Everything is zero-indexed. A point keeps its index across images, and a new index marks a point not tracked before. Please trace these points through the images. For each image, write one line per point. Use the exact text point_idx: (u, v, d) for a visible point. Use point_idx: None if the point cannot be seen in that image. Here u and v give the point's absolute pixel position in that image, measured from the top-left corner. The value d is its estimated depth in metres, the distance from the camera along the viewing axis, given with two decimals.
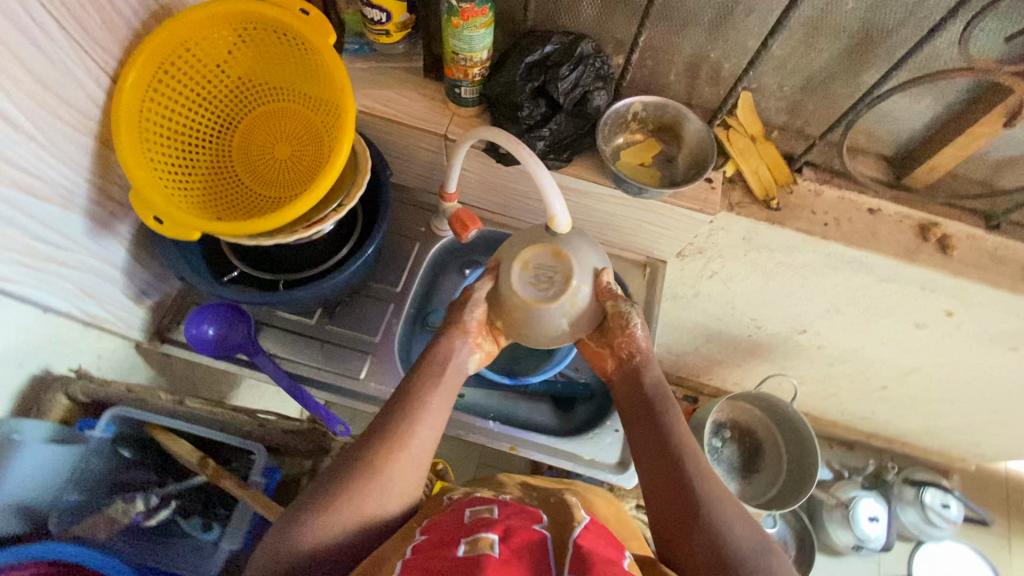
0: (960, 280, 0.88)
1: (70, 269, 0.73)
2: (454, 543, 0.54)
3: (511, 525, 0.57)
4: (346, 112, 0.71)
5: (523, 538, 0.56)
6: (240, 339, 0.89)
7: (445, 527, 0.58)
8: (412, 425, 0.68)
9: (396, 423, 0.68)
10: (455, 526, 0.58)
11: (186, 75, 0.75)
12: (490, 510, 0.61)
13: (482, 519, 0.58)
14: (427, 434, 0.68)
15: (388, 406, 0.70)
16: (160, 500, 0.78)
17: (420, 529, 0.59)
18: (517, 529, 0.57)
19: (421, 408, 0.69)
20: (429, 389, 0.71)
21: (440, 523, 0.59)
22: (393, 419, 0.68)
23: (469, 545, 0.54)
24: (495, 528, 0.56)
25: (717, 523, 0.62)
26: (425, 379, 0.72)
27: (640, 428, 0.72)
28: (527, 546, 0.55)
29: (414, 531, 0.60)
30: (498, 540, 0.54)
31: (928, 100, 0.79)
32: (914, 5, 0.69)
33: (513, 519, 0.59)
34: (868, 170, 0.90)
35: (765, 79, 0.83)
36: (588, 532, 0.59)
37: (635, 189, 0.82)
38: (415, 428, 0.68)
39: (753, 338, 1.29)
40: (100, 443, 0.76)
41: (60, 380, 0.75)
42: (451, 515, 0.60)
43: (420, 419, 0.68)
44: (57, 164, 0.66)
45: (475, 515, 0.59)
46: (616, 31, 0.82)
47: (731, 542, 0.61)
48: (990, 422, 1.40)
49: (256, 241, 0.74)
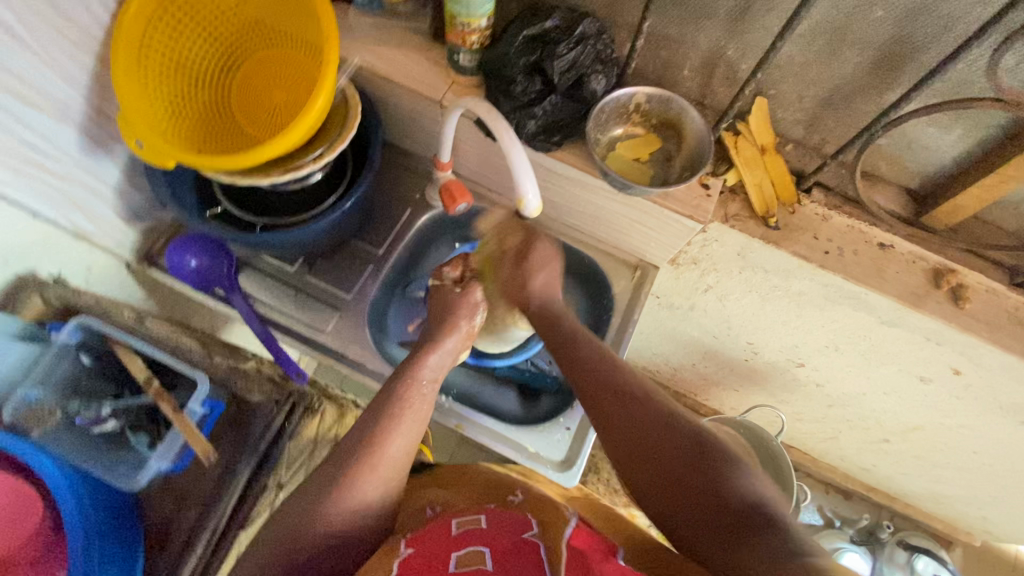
0: (968, 336, 0.80)
1: (61, 181, 0.77)
2: (444, 559, 0.54)
3: (500, 534, 0.57)
4: (330, 61, 0.71)
5: (512, 545, 0.55)
6: (218, 274, 0.92)
7: (434, 541, 0.58)
8: (389, 431, 0.65)
9: (373, 430, 0.65)
10: (444, 539, 0.57)
11: (191, 7, 0.76)
12: (478, 519, 0.60)
13: (472, 530, 0.58)
14: (404, 441, 0.66)
15: (368, 412, 0.67)
16: (110, 412, 0.83)
17: (408, 543, 0.59)
18: (504, 539, 0.56)
19: (402, 415, 0.66)
20: (412, 392, 0.69)
21: (428, 536, 0.59)
22: (372, 424, 0.65)
23: (461, 559, 0.54)
24: (485, 539, 0.56)
25: (664, 427, 0.58)
26: (414, 385, 0.69)
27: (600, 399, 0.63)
28: (520, 552, 0.54)
29: (402, 544, 0.59)
30: (489, 553, 0.54)
31: (958, 131, 0.72)
32: (950, 21, 0.62)
33: (503, 528, 0.58)
34: (886, 202, 0.83)
35: (783, 86, 0.77)
36: (580, 532, 0.56)
37: (619, 184, 0.78)
38: (392, 431, 0.65)
39: (750, 363, 1.22)
40: (65, 347, 0.81)
41: (38, 284, 0.84)
42: (439, 527, 0.60)
43: (399, 424, 0.66)
44: (56, 79, 0.69)
45: (464, 526, 0.59)
46: (628, 15, 0.78)
47: (679, 442, 0.56)
48: (999, 499, 1.29)
49: (233, 179, 0.75)
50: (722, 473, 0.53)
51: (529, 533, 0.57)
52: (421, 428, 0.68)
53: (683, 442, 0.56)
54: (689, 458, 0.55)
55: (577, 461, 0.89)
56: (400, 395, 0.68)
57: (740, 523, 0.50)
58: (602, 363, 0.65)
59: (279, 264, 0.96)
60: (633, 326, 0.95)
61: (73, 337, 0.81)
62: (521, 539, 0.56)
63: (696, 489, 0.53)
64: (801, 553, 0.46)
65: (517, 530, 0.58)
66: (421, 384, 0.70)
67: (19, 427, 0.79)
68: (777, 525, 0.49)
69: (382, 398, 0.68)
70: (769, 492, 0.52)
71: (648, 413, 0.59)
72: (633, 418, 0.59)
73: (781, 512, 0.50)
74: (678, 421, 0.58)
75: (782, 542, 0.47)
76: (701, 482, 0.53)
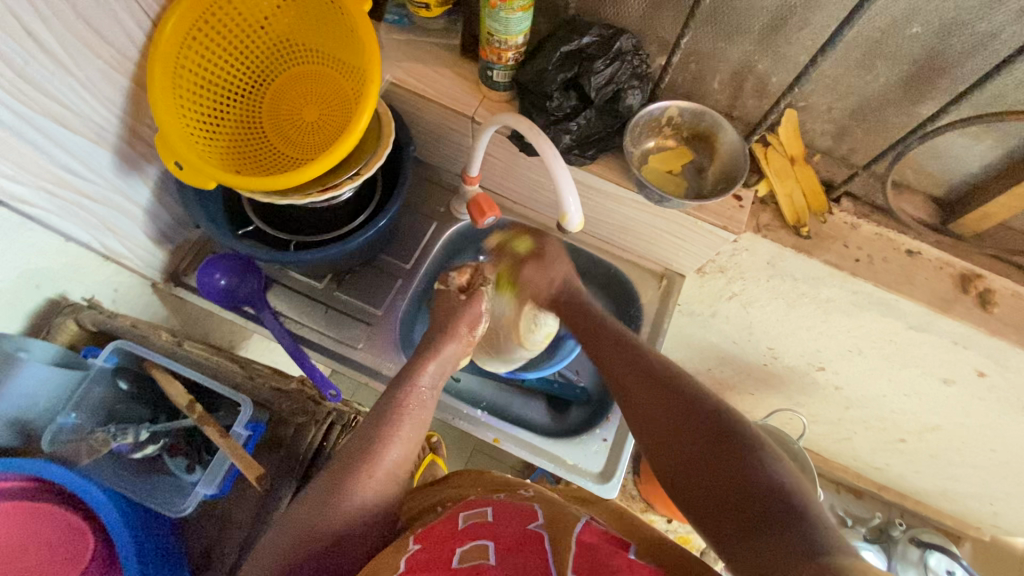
0: (997, 339, 0.82)
1: (94, 203, 0.76)
2: (449, 557, 0.52)
3: (504, 529, 0.55)
4: (374, 79, 0.72)
5: (515, 539, 0.53)
6: (249, 293, 0.91)
7: (440, 539, 0.56)
8: (391, 432, 0.65)
9: (374, 430, 0.66)
10: (449, 536, 0.56)
11: (225, 25, 0.76)
12: (484, 514, 0.58)
13: (477, 524, 0.56)
14: (405, 443, 0.66)
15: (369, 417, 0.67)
16: (149, 436, 0.82)
17: (415, 540, 0.57)
18: (509, 535, 0.54)
19: (401, 423, 0.66)
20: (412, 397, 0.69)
21: (435, 532, 0.57)
22: (375, 426, 0.65)
23: (464, 554, 0.52)
24: (490, 533, 0.54)
25: (694, 410, 0.57)
26: (414, 389, 0.70)
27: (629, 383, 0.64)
28: (526, 548, 0.51)
29: (409, 541, 0.58)
30: (493, 545, 0.52)
31: (988, 142, 0.74)
32: (986, 38, 0.64)
33: (507, 522, 0.56)
34: (913, 210, 0.85)
35: (814, 99, 0.79)
36: (589, 527, 0.53)
37: (656, 196, 0.79)
38: (397, 429, 0.66)
39: (768, 367, 1.23)
40: (102, 371, 0.82)
41: (71, 307, 0.80)
42: (445, 523, 0.58)
43: (399, 428, 0.66)
44: (92, 101, 0.68)
45: (470, 520, 0.57)
46: (661, 31, 0.80)
47: (704, 425, 0.55)
48: (1011, 494, 1.31)
49: (273, 199, 0.74)
50: (751, 457, 0.50)
51: (535, 526, 0.55)
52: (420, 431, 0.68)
53: (712, 424, 0.55)
54: (717, 439, 0.53)
55: (615, 474, 0.89)
56: (400, 400, 0.68)
57: (763, 509, 0.47)
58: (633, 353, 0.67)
59: (307, 281, 0.95)
60: (663, 335, 0.95)
61: (110, 360, 0.82)
62: (526, 531, 0.54)
63: (712, 467, 0.52)
64: (825, 548, 0.42)
65: (521, 522, 0.56)
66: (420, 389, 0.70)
67: (62, 456, 0.77)
68: (805, 517, 0.45)
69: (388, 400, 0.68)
70: (800, 482, 0.49)
71: (672, 395, 0.59)
72: (665, 398, 0.59)
73: (813, 505, 0.47)
74: (704, 404, 0.57)
75: (803, 532, 0.44)
76: (728, 464, 0.51)
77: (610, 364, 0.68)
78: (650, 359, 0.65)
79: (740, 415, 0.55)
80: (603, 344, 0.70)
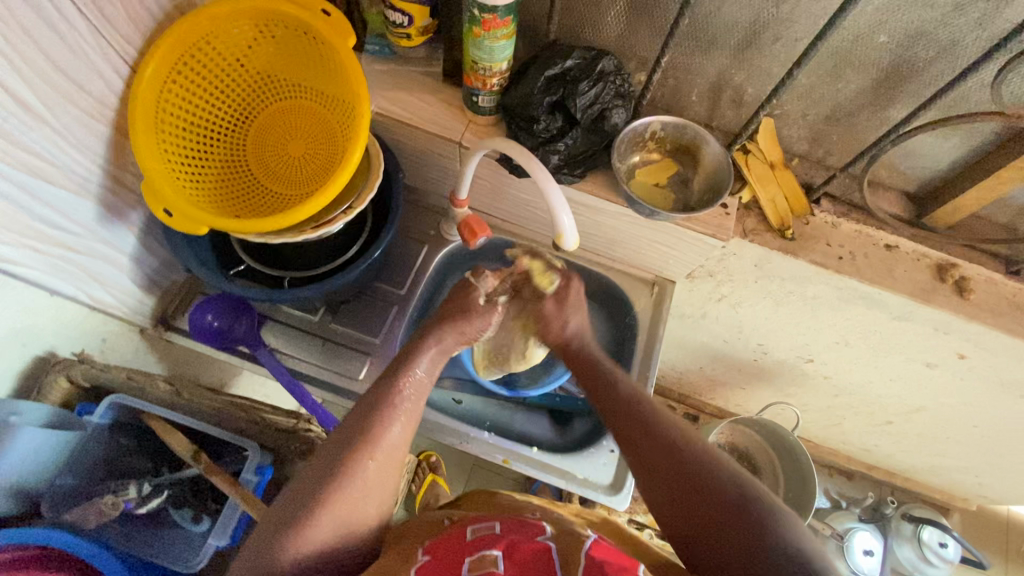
0: (976, 324, 0.86)
1: (79, 254, 0.74)
2: (458, 567, 0.52)
3: (514, 540, 0.55)
4: (362, 115, 0.72)
5: (525, 551, 0.53)
6: (242, 333, 0.88)
7: (450, 548, 0.56)
8: (386, 423, 0.66)
9: (372, 425, 0.65)
10: (458, 545, 0.56)
11: (203, 66, 0.74)
12: (492, 527, 0.58)
13: (486, 536, 0.56)
14: (402, 431, 0.67)
15: (359, 405, 0.68)
16: (152, 489, 0.84)
17: (423, 550, 0.57)
18: (520, 544, 0.54)
19: (396, 418, 0.67)
20: (410, 393, 0.69)
21: (445, 543, 0.57)
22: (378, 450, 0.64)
23: (474, 563, 0.52)
24: (499, 544, 0.54)
25: (692, 462, 0.59)
26: (406, 377, 0.70)
27: (638, 441, 0.64)
28: (534, 558, 0.52)
29: (418, 553, 0.57)
30: (503, 555, 0.53)
31: (955, 140, 0.78)
32: (949, 45, 0.68)
33: (515, 533, 0.56)
34: (888, 206, 0.88)
35: (789, 107, 0.82)
36: (599, 544, 0.55)
37: (646, 210, 0.81)
38: (389, 425, 0.66)
39: (759, 362, 1.25)
40: (98, 428, 0.81)
41: (62, 363, 0.77)
42: (453, 535, 0.58)
43: (394, 416, 0.67)
44: (72, 151, 0.66)
45: (478, 531, 0.57)
46: (640, 49, 0.82)
47: (718, 493, 0.56)
48: (996, 465, 1.36)
49: (264, 239, 0.73)
50: (766, 532, 0.52)
51: (542, 537, 0.56)
52: (415, 420, 0.69)
53: (721, 492, 0.56)
54: (732, 511, 0.54)
55: (625, 484, 0.90)
56: (395, 392, 0.69)
57: (772, 571, 0.50)
58: (640, 410, 0.67)
59: (301, 314, 0.94)
60: (660, 343, 0.96)
61: (106, 417, 0.82)
62: (533, 543, 0.55)
63: (728, 540, 0.53)
64: None
65: (529, 533, 0.56)
66: (413, 376, 0.71)
67: (69, 521, 0.76)
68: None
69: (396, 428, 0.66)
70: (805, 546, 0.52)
71: (683, 458, 0.60)
72: (675, 465, 0.60)
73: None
74: (719, 473, 0.58)
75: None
76: (729, 520, 0.54)
77: (612, 422, 0.68)
78: (647, 405, 0.67)
79: (754, 484, 0.56)
80: (605, 403, 0.70)
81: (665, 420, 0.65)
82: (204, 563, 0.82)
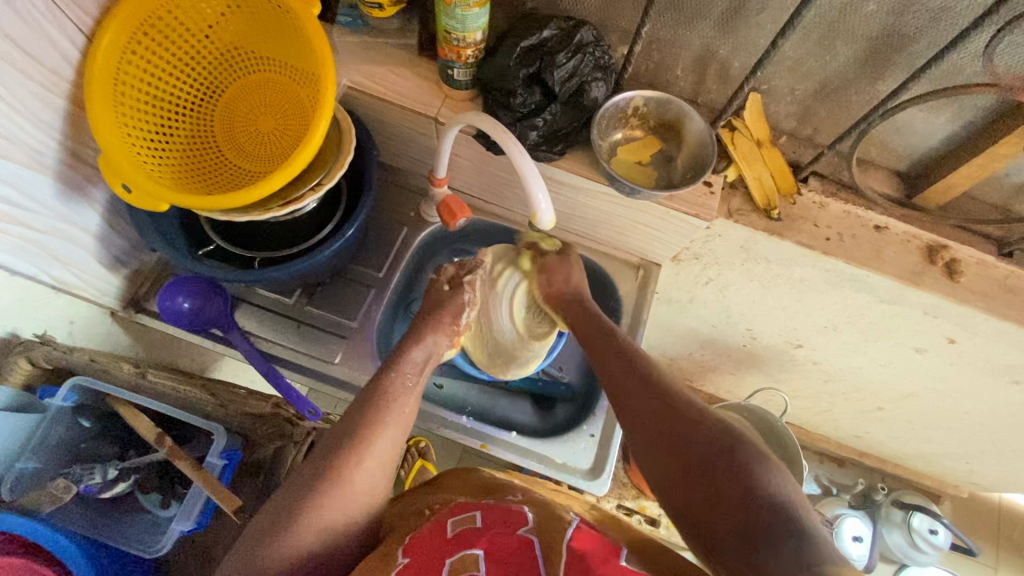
0: (965, 307, 0.84)
1: (39, 233, 0.71)
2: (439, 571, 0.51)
3: (496, 535, 0.53)
4: (329, 87, 0.69)
5: (507, 547, 0.52)
6: (215, 315, 0.86)
7: (430, 548, 0.54)
8: (377, 430, 0.63)
9: (361, 428, 0.63)
10: (439, 544, 0.54)
11: (165, 36, 0.71)
12: (473, 519, 0.57)
13: (466, 533, 0.54)
14: (395, 432, 0.65)
15: (352, 405, 0.66)
16: (118, 474, 0.83)
17: (404, 550, 0.55)
18: (501, 540, 0.53)
19: (386, 421, 0.64)
20: (404, 393, 0.67)
21: (424, 540, 0.55)
22: (367, 454, 0.61)
23: (457, 565, 0.51)
24: (482, 541, 0.53)
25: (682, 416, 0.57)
26: (399, 377, 0.68)
27: (633, 402, 0.61)
28: (516, 555, 0.51)
29: (397, 554, 0.55)
30: (484, 556, 0.51)
31: (947, 115, 0.76)
32: (939, 13, 0.65)
33: (498, 527, 0.55)
34: (878, 185, 0.86)
35: (777, 81, 0.79)
36: (581, 531, 0.53)
37: (627, 189, 0.78)
38: (380, 430, 0.63)
39: (748, 348, 1.23)
40: (61, 411, 0.80)
41: (23, 345, 0.76)
42: (433, 531, 0.56)
43: (386, 421, 0.64)
44: (27, 125, 0.64)
45: (459, 526, 0.56)
46: (622, 20, 0.79)
47: (705, 443, 0.53)
48: (986, 452, 1.35)
49: (229, 217, 0.70)
50: (752, 476, 0.49)
51: (525, 530, 0.54)
52: (408, 419, 0.67)
53: (709, 440, 0.53)
54: (719, 460, 0.51)
55: (605, 469, 0.89)
56: (383, 391, 0.66)
57: (760, 519, 0.47)
58: (633, 371, 0.64)
59: (277, 297, 0.92)
60: (644, 326, 0.94)
61: (69, 399, 0.80)
62: (516, 538, 0.53)
63: (714, 491, 0.50)
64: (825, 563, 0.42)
65: (512, 526, 0.54)
66: (405, 376, 0.69)
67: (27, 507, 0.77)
68: (798, 528, 0.46)
69: (378, 421, 0.64)
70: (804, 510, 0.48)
71: (673, 411, 0.57)
72: (665, 419, 0.57)
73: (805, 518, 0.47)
74: (706, 423, 0.55)
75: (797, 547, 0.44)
76: (718, 472, 0.51)
77: (608, 384, 0.66)
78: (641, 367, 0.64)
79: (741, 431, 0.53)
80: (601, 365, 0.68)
81: (657, 379, 0.62)
82: (169, 547, 0.82)
